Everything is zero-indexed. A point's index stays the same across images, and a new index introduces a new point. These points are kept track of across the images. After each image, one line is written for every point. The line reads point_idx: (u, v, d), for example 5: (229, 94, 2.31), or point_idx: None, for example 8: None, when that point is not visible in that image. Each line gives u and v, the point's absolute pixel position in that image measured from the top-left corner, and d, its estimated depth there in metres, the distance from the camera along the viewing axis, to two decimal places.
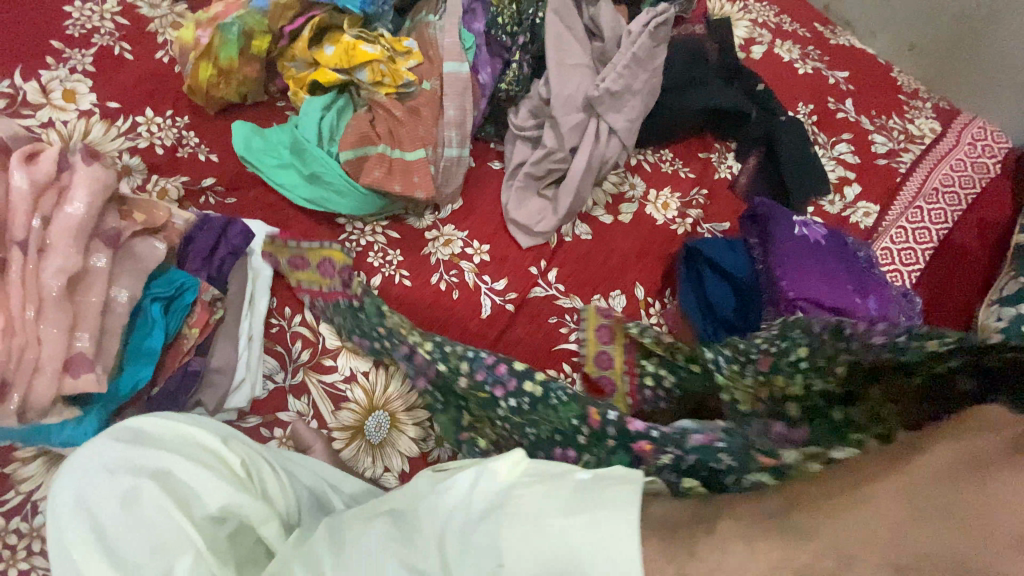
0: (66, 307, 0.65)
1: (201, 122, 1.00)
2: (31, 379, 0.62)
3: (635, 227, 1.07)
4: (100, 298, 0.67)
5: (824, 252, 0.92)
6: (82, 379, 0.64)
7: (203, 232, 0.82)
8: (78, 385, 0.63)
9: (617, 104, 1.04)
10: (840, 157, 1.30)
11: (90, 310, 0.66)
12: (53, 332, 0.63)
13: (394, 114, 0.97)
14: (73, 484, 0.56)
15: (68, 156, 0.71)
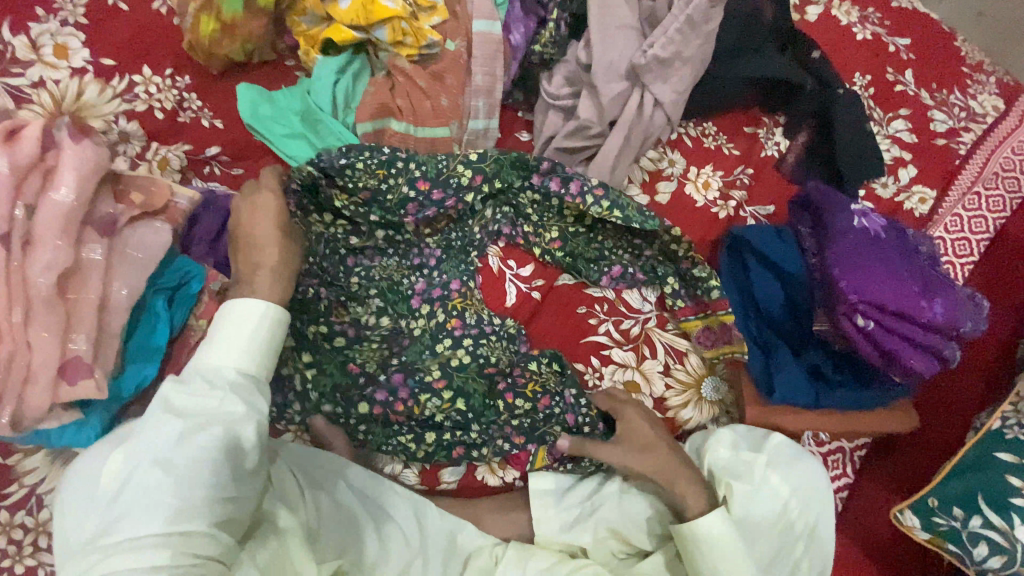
0: (58, 308, 0.56)
1: (203, 83, 0.91)
2: (24, 387, 0.56)
3: (672, 209, 1.03)
4: (98, 295, 0.59)
5: (886, 247, 0.83)
6: (81, 387, 0.57)
7: (211, 211, 0.74)
8: (77, 393, 0.57)
9: (665, 73, 0.93)
10: (896, 135, 1.19)
11: (86, 310, 0.58)
12: (44, 338, 0.55)
13: (416, 84, 0.87)
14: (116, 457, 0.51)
15: (54, 129, 0.60)
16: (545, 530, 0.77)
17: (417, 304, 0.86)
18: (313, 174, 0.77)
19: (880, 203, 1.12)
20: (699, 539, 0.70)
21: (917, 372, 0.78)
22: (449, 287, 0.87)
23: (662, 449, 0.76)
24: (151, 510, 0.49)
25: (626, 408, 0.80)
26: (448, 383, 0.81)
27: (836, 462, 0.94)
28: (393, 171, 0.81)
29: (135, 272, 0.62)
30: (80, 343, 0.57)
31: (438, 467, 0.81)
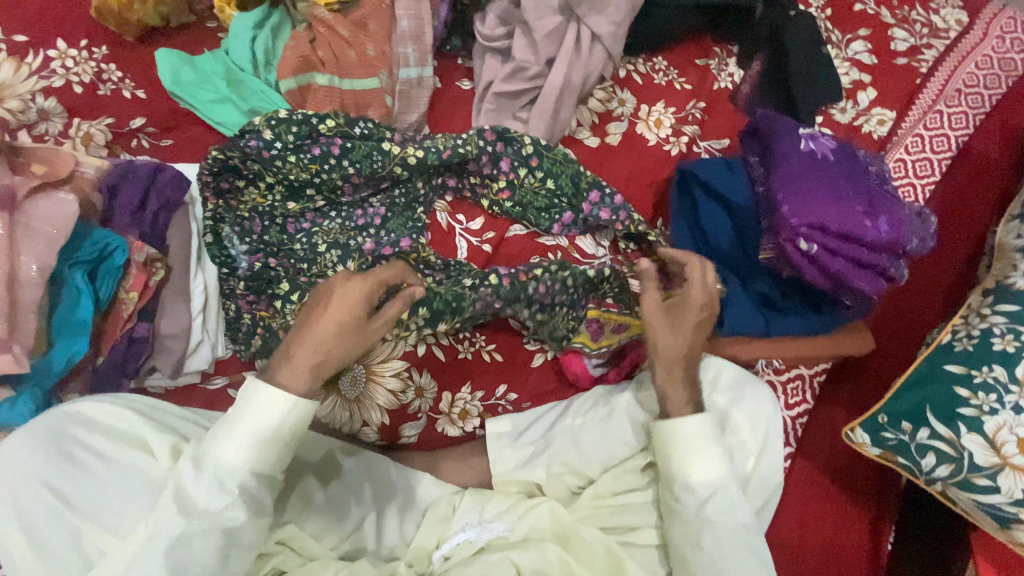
0: None
1: (122, 52, 0.88)
2: None
3: (622, 149, 1.00)
4: None
5: (833, 169, 0.82)
6: None
7: (128, 180, 0.72)
8: None
9: (600, 4, 0.90)
10: (854, 57, 1.15)
11: None
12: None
13: (338, 34, 0.84)
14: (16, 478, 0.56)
15: None
16: (502, 472, 0.78)
17: (373, 253, 0.83)
18: (238, 154, 0.77)
19: (838, 128, 1.10)
20: (675, 445, 0.69)
21: (864, 292, 0.79)
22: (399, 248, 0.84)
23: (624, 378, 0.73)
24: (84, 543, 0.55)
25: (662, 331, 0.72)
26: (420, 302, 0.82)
27: (796, 390, 0.93)
28: (322, 140, 0.79)
29: (43, 246, 0.61)
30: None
31: (397, 424, 0.81)
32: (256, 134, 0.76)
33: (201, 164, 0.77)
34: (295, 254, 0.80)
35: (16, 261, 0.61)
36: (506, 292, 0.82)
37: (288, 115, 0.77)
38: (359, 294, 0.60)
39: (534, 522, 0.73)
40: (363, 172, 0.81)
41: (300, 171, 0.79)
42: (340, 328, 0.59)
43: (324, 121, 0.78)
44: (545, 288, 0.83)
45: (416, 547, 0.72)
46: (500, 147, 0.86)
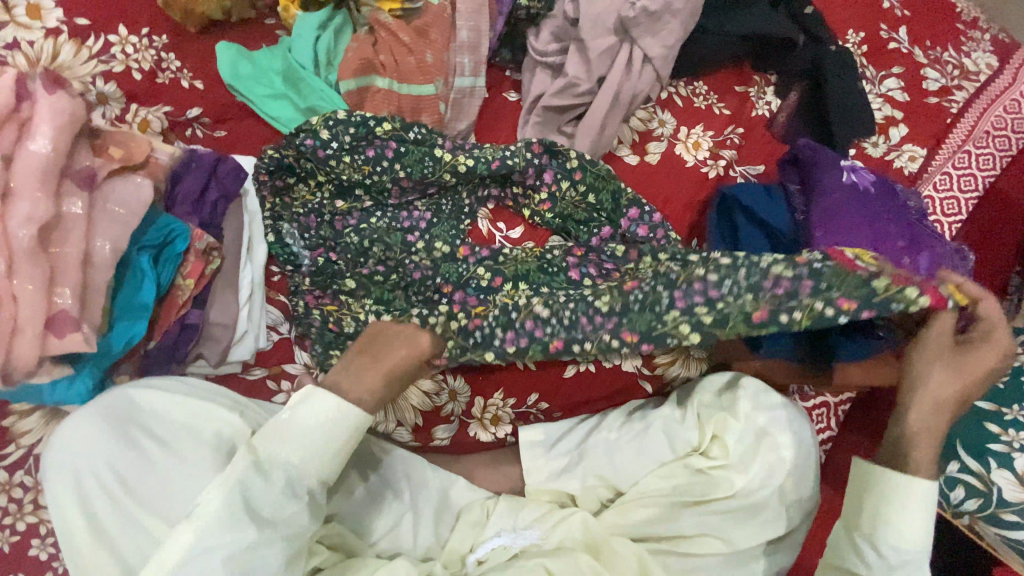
0: (41, 260, 0.56)
1: (182, 43, 0.89)
2: (9, 340, 0.56)
3: (661, 168, 1.02)
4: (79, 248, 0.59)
5: (874, 204, 0.84)
6: (69, 339, 0.57)
7: (192, 170, 0.72)
8: (64, 345, 0.57)
9: (654, 27, 0.91)
10: (888, 93, 1.18)
11: (69, 262, 0.58)
12: (29, 290, 0.55)
13: (399, 39, 0.85)
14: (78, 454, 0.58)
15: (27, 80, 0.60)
16: (535, 481, 0.79)
17: (414, 245, 0.83)
18: (293, 152, 0.79)
19: (869, 162, 1.12)
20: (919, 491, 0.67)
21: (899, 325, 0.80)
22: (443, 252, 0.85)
23: (928, 413, 0.72)
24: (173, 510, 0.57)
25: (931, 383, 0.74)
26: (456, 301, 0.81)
27: (821, 416, 0.95)
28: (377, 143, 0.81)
29: (117, 227, 0.62)
30: (65, 296, 0.57)
31: (430, 425, 0.82)
32: (312, 133, 0.78)
33: (257, 160, 0.80)
34: (340, 248, 0.80)
35: (88, 240, 0.61)
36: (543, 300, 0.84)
37: (346, 116, 0.79)
38: (386, 376, 0.68)
39: (567, 532, 0.73)
40: (410, 175, 0.83)
41: (352, 171, 0.80)
42: (359, 370, 0.66)
43: (381, 124, 0.80)
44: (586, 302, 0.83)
45: (451, 548, 0.73)
46: (545, 160, 0.88)
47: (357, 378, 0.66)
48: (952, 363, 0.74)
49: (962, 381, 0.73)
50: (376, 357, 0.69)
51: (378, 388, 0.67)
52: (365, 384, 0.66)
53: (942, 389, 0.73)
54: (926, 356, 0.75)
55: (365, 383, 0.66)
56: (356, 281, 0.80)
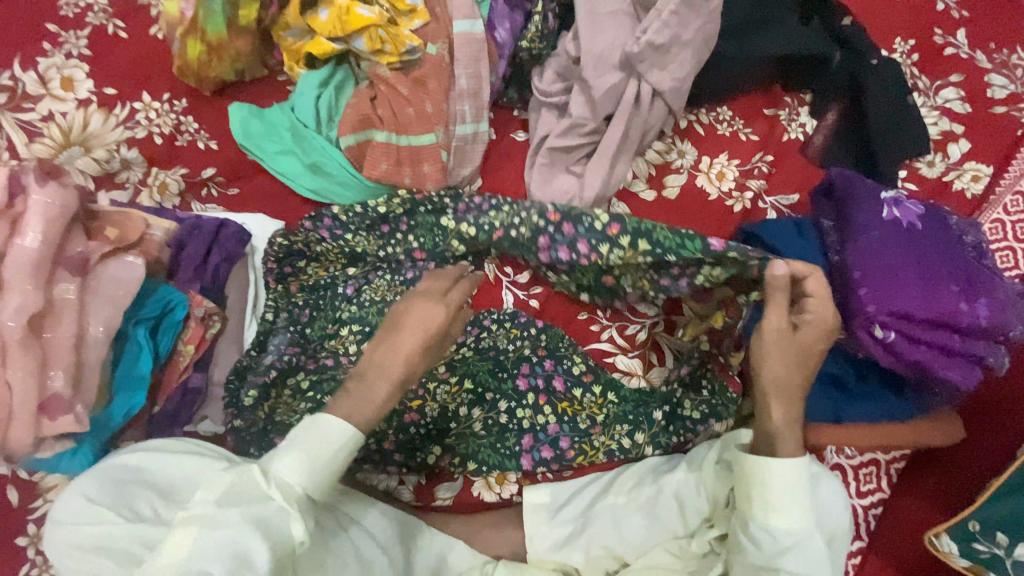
0: (33, 347, 0.52)
1: (199, 105, 0.93)
2: (6, 426, 0.53)
3: (681, 204, 0.96)
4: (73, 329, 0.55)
5: (921, 241, 0.74)
6: (61, 422, 0.54)
7: (194, 236, 0.73)
8: (56, 429, 0.54)
9: (663, 60, 0.85)
10: (945, 105, 1.05)
11: (62, 344, 0.54)
12: (20, 377, 0.52)
13: (397, 91, 0.84)
14: (70, 503, 0.56)
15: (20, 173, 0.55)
16: (538, 550, 0.74)
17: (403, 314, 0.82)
18: (302, 239, 0.80)
19: (925, 183, 1.00)
20: None
21: (954, 383, 0.70)
22: None
23: (794, 399, 0.63)
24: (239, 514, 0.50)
25: (764, 365, 0.64)
26: (451, 369, 0.83)
27: (869, 476, 0.85)
28: (391, 219, 0.83)
29: (107, 307, 0.57)
30: (56, 380, 0.53)
31: (433, 483, 0.81)
32: (329, 217, 0.81)
33: (266, 249, 0.80)
34: (343, 322, 0.79)
35: (82, 321, 0.57)
36: (532, 367, 0.84)
37: (365, 207, 0.81)
38: (394, 360, 0.59)
39: None
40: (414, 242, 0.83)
41: (368, 243, 0.82)
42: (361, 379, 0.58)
43: (393, 203, 0.82)
44: (578, 368, 0.84)
45: None
46: (569, 230, 0.76)
47: (380, 382, 0.57)
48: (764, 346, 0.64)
49: (790, 367, 0.63)
50: (362, 380, 0.58)
51: (398, 377, 0.59)
52: (395, 375, 0.58)
53: (770, 381, 0.64)
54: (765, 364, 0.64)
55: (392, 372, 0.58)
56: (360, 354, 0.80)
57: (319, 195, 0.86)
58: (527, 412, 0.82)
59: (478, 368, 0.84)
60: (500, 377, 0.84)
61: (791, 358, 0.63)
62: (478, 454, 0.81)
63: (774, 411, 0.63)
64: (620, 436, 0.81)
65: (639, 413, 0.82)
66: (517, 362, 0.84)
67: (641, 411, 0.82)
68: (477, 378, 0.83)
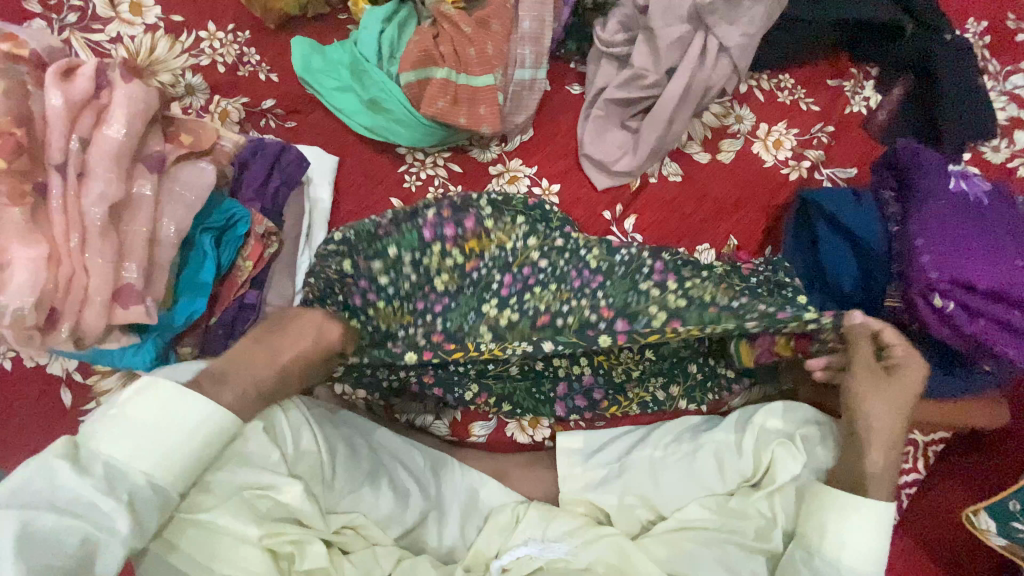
0: (112, 236, 0.57)
1: (261, 37, 0.94)
2: (82, 309, 0.57)
3: (734, 168, 0.94)
4: (147, 227, 0.59)
5: (988, 215, 0.72)
6: (133, 311, 0.58)
7: (258, 157, 0.75)
8: (128, 316, 0.58)
9: (733, 14, 0.84)
10: (1016, 91, 1.01)
11: (137, 240, 0.58)
12: (98, 263, 0.56)
13: (461, 30, 0.84)
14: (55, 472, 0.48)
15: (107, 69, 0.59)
16: (572, 491, 0.76)
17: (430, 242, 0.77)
18: None
19: (989, 170, 0.96)
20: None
21: (1010, 360, 0.68)
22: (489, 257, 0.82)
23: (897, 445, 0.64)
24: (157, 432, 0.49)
25: (870, 403, 0.65)
26: (491, 320, 0.80)
27: (907, 456, 0.84)
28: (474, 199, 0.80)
29: (179, 208, 0.62)
30: (131, 271, 0.57)
31: (468, 420, 0.83)
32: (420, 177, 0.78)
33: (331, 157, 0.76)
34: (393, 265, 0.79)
35: (156, 220, 0.61)
36: (573, 321, 0.81)
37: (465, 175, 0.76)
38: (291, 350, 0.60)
39: (598, 552, 0.68)
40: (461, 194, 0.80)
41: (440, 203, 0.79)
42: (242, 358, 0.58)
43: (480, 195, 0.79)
44: (619, 325, 0.82)
45: (476, 551, 0.70)
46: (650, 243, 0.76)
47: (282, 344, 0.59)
48: (877, 393, 0.65)
49: (897, 414, 0.64)
50: (295, 337, 0.60)
51: (266, 393, 0.57)
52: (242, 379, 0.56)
53: (881, 424, 0.64)
54: (867, 399, 0.65)
55: (261, 357, 0.58)
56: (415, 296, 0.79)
57: (376, 133, 0.86)
58: (564, 362, 0.80)
59: (517, 320, 0.80)
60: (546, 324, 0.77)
61: (902, 402, 0.64)
62: (514, 396, 0.81)
63: (873, 460, 0.63)
64: (655, 389, 0.81)
65: (682, 372, 0.81)
66: None
67: (678, 368, 0.81)
68: (519, 333, 0.80)
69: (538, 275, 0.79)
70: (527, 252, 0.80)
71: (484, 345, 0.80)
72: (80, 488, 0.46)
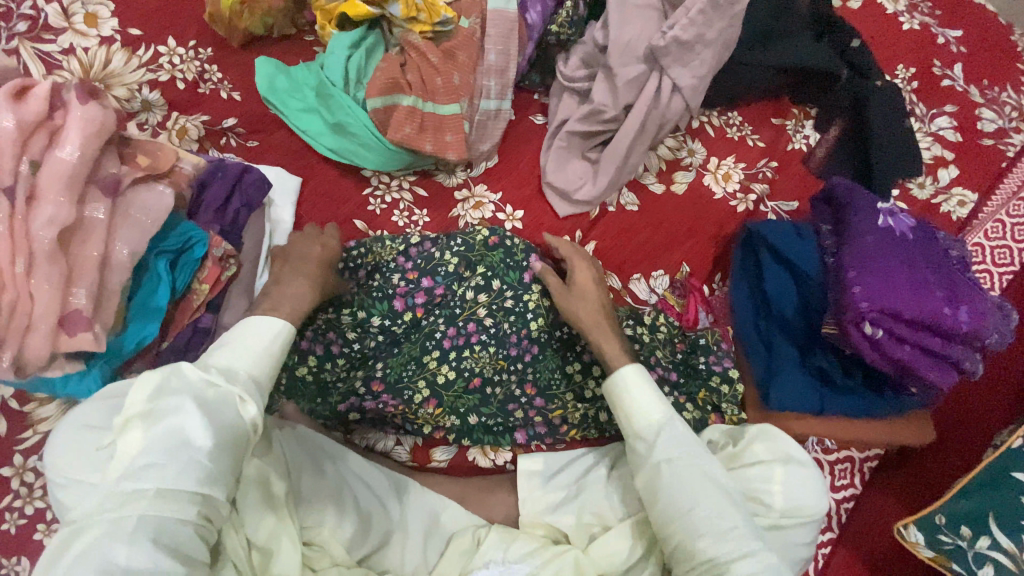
0: (59, 261, 0.55)
1: (225, 55, 0.93)
2: (25, 337, 0.55)
3: (687, 199, 0.99)
4: (99, 251, 0.58)
5: (911, 250, 0.79)
6: (79, 339, 0.56)
7: (218, 178, 0.74)
8: (74, 345, 0.56)
9: (686, 57, 0.89)
10: (939, 133, 1.11)
11: (86, 264, 0.57)
12: (45, 289, 0.54)
13: (428, 60, 0.86)
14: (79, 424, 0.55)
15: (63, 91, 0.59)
16: (531, 512, 0.77)
17: (400, 310, 0.81)
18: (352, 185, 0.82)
19: (915, 204, 1.06)
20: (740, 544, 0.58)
21: (932, 382, 0.75)
22: (425, 284, 0.82)
23: (602, 319, 0.78)
24: (241, 360, 0.55)
25: (573, 302, 0.79)
26: (440, 346, 0.81)
27: (844, 472, 0.88)
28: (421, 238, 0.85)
29: (134, 232, 0.60)
30: (78, 297, 0.56)
31: (430, 445, 0.83)
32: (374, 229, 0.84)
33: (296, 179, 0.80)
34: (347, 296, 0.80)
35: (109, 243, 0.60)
36: (521, 347, 0.82)
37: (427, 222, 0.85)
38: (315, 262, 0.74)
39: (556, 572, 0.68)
40: (425, 254, 0.83)
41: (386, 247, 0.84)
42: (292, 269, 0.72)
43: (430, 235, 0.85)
44: (568, 352, 0.84)
45: None
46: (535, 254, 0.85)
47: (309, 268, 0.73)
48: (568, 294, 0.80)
49: (595, 300, 0.80)
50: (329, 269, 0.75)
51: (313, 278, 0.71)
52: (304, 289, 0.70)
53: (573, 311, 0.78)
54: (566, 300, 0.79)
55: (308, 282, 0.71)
56: (369, 323, 0.80)
57: (341, 156, 0.87)
58: (513, 385, 0.82)
59: (467, 346, 0.81)
60: (502, 376, 0.82)
61: (592, 294, 0.80)
62: (473, 432, 0.82)
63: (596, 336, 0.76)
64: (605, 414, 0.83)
65: None
66: (505, 341, 0.82)
67: None
68: (468, 358, 0.81)
69: (484, 334, 0.81)
70: (474, 307, 0.82)
71: (437, 366, 0.80)
72: (206, 387, 0.51)
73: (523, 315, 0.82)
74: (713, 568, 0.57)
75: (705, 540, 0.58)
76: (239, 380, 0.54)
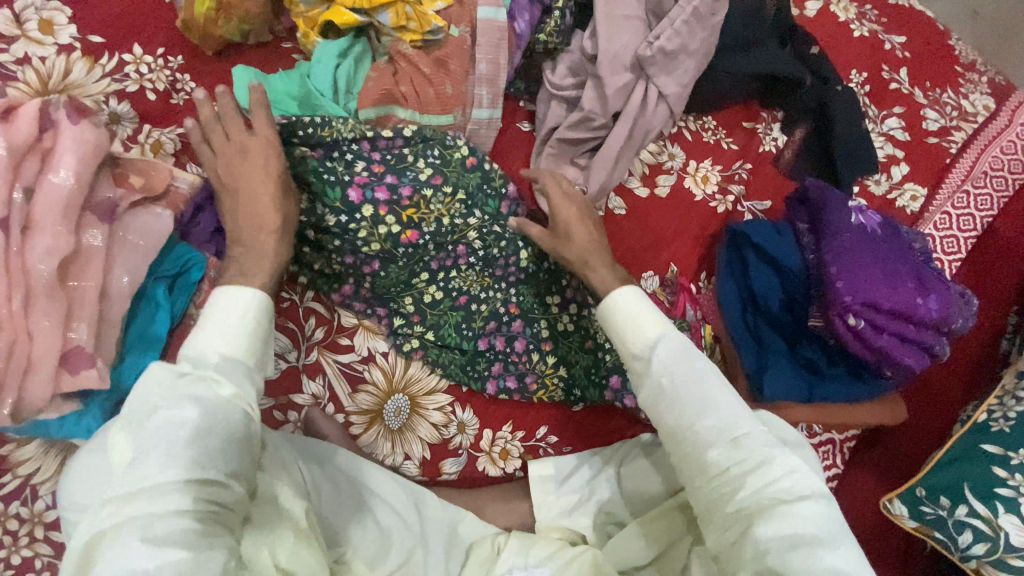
0: (58, 296, 0.57)
1: (198, 64, 0.88)
2: (25, 377, 0.56)
3: (671, 201, 1.03)
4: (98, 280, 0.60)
5: (883, 245, 0.85)
6: (82, 376, 0.58)
7: (208, 197, 0.71)
8: (77, 382, 0.58)
9: (671, 65, 0.93)
10: (890, 133, 1.20)
11: (86, 297, 0.59)
12: (44, 325, 0.56)
13: (421, 71, 0.85)
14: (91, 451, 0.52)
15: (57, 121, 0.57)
16: (547, 517, 0.79)
17: (356, 204, 0.77)
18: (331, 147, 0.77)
19: (873, 200, 1.14)
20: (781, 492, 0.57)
21: (908, 366, 0.81)
22: (396, 188, 0.79)
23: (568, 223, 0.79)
24: (225, 345, 0.53)
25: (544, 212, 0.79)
26: (424, 261, 0.82)
27: (826, 453, 0.94)
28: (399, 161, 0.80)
29: (132, 259, 0.63)
30: (81, 331, 0.58)
31: (439, 458, 0.82)
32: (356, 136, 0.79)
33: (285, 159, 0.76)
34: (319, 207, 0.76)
35: (108, 271, 0.62)
36: (499, 271, 0.84)
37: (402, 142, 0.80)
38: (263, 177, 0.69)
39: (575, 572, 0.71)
40: (394, 153, 0.81)
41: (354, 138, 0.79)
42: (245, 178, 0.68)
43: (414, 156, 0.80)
44: (552, 294, 0.86)
45: None
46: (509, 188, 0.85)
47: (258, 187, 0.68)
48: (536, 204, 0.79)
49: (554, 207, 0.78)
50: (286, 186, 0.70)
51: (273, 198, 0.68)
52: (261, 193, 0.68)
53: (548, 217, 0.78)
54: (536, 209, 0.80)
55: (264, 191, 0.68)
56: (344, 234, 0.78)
57: None
58: (494, 304, 0.84)
59: (450, 266, 0.83)
60: (488, 293, 0.85)
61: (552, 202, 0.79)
62: (446, 363, 0.82)
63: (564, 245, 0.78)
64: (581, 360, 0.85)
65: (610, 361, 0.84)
66: (488, 263, 0.84)
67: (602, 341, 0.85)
68: (450, 278, 0.83)
69: (472, 257, 0.83)
70: (463, 231, 0.82)
71: (423, 283, 0.83)
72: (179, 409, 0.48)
73: (511, 243, 0.84)
74: (735, 480, 0.58)
75: (714, 453, 0.59)
76: (211, 366, 0.52)
